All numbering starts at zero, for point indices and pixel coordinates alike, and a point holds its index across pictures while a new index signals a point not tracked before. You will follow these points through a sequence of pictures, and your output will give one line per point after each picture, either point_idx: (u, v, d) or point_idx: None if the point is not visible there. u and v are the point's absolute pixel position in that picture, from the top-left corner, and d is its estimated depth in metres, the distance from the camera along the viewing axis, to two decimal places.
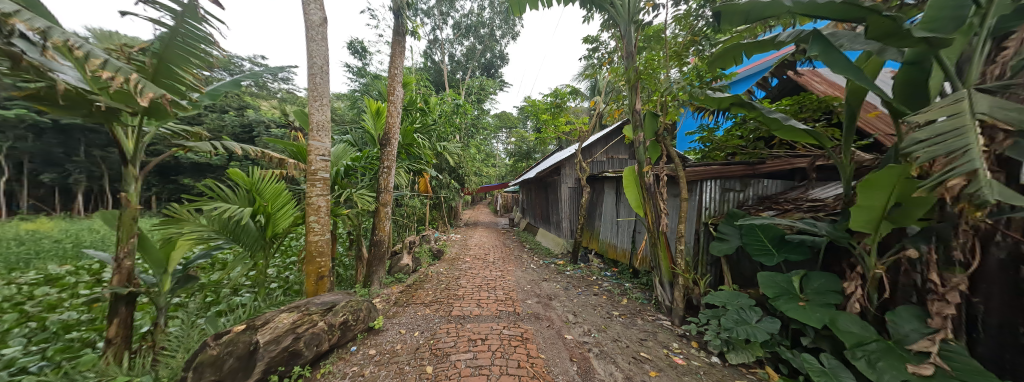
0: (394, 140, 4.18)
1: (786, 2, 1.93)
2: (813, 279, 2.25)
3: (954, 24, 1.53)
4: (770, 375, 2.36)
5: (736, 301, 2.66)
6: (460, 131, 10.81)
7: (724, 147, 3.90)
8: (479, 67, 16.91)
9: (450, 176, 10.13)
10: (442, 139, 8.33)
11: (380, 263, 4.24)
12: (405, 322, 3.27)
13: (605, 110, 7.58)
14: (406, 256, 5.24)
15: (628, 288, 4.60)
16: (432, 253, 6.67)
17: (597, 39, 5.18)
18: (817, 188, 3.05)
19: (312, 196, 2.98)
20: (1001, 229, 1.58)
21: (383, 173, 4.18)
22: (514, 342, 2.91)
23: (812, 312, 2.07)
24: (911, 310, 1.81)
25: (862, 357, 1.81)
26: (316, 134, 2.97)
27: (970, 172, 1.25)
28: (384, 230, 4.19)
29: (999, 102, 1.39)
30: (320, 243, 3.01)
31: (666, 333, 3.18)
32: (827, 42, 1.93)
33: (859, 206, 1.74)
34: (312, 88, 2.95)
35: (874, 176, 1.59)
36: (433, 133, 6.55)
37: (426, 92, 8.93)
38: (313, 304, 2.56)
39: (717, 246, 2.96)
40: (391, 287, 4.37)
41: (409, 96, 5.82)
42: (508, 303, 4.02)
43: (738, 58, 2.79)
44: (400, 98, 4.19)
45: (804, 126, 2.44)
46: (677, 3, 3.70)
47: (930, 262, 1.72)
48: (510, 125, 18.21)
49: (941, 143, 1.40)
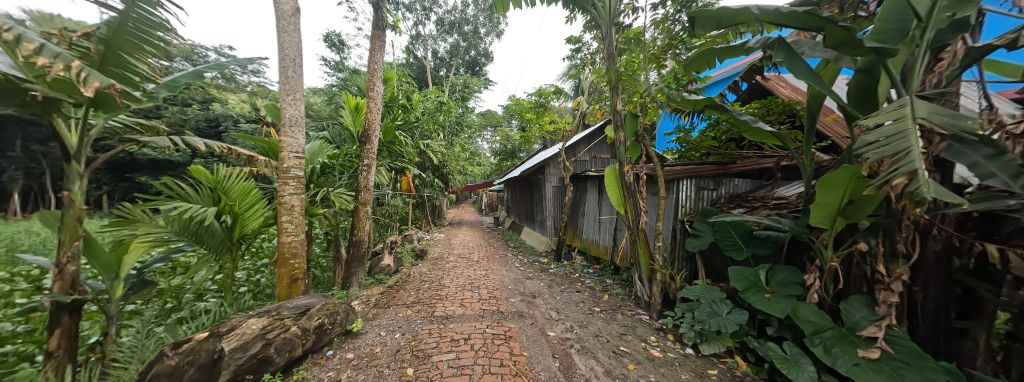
0: (374, 137, 4.06)
1: (754, 9, 2.05)
2: (777, 272, 2.40)
3: (899, 36, 1.72)
4: (739, 364, 2.50)
5: (709, 294, 2.78)
6: (444, 129, 10.68)
7: (699, 147, 4.07)
8: (462, 65, 16.73)
9: (433, 175, 9.97)
10: (425, 137, 8.19)
11: (359, 264, 4.12)
12: (385, 324, 3.19)
13: (588, 110, 7.70)
14: (388, 257, 5.11)
15: (609, 284, 4.72)
16: (415, 253, 6.54)
17: (579, 39, 5.26)
18: (782, 187, 3.25)
19: (284, 195, 2.83)
20: (937, 224, 1.74)
21: (362, 172, 4.05)
22: (497, 341, 2.92)
23: (776, 303, 2.20)
24: (861, 299, 1.96)
25: (820, 343, 1.95)
26: (289, 130, 2.82)
27: (911, 171, 1.37)
28: (363, 230, 4.06)
29: (935, 108, 1.54)
30: (294, 245, 2.89)
31: (644, 327, 3.29)
32: (790, 49, 2.05)
33: (817, 203, 1.87)
34: (283, 82, 2.80)
35: (831, 175, 1.72)
36: (416, 131, 6.41)
37: (408, 89, 8.74)
38: (285, 308, 2.45)
39: (691, 242, 3.09)
40: (371, 289, 4.24)
41: (390, 92, 5.68)
42: (492, 302, 4.02)
43: (711, 62, 2.92)
44: (380, 94, 4.06)
45: (770, 128, 2.59)
46: (655, 7, 3.82)
47: (878, 255, 1.87)
48: (495, 124, 18.16)
49: (888, 145, 1.52)
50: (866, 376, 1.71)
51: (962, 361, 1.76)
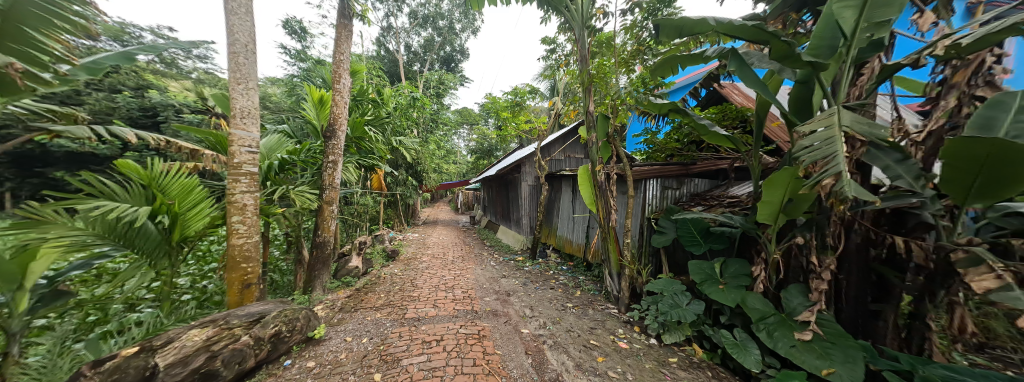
0: (340, 132, 3.85)
1: (710, 21, 2.21)
2: (730, 265, 2.61)
3: (829, 51, 1.93)
4: (696, 351, 2.70)
5: (671, 287, 2.95)
6: (418, 125, 10.38)
7: (664, 149, 4.29)
8: (437, 60, 16.34)
9: (406, 173, 9.65)
10: (398, 133, 7.90)
11: (324, 266, 3.90)
12: (351, 329, 3.03)
13: (562, 110, 7.85)
14: (356, 258, 4.86)
15: (582, 280, 4.86)
16: (386, 254, 6.30)
17: (554, 40, 5.35)
18: (735, 187, 3.54)
19: (235, 193, 2.58)
20: (858, 219, 1.99)
21: (328, 169, 3.82)
22: (470, 341, 2.89)
23: (728, 293, 2.40)
24: (799, 287, 2.18)
25: (764, 329, 2.15)
26: (241, 122, 2.58)
27: (837, 173, 1.55)
28: (329, 231, 3.84)
29: (857, 117, 1.75)
30: (247, 247, 2.66)
31: (613, 320, 3.42)
32: (742, 60, 2.23)
33: (763, 202, 2.05)
34: (232, 69, 2.55)
35: (774, 176, 1.89)
36: (388, 127, 6.17)
37: (379, 83, 8.36)
38: (234, 316, 2.25)
39: (656, 238, 3.26)
40: (337, 292, 4.01)
41: (359, 85, 5.40)
42: (466, 302, 3.97)
43: (675, 69, 3.08)
44: (347, 87, 3.85)
45: (724, 132, 2.80)
46: (625, 13, 3.97)
47: (812, 247, 2.09)
48: (472, 122, 17.96)
49: (820, 149, 1.71)
50: (801, 356, 1.92)
51: (876, 338, 2.03)
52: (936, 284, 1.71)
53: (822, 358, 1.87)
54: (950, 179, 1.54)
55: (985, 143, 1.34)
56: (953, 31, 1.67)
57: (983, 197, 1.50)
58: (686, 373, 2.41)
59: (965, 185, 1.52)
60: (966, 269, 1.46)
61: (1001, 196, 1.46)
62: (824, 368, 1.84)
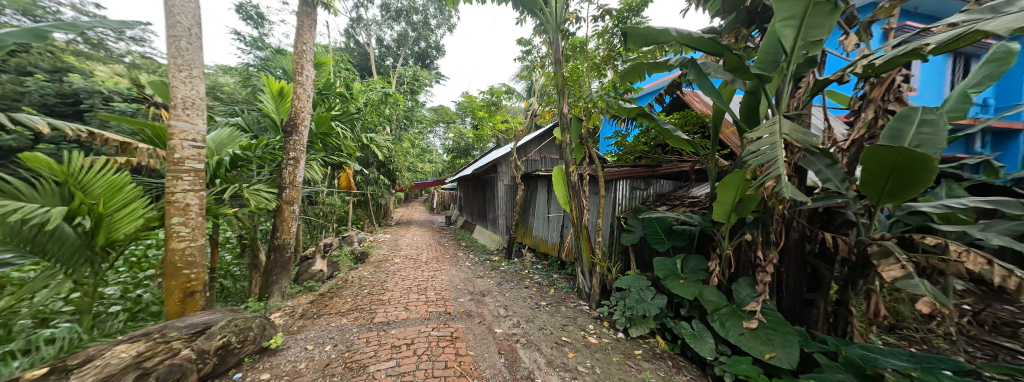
0: (302, 127, 3.61)
1: (672, 32, 2.36)
2: (690, 261, 2.78)
3: (773, 66, 2.15)
4: (658, 342, 2.85)
5: (637, 283, 3.09)
6: (391, 123, 10.01)
7: (633, 151, 4.49)
8: (411, 56, 15.86)
9: (377, 171, 9.27)
10: (369, 129, 7.56)
11: (284, 270, 3.65)
12: (312, 337, 2.84)
13: (538, 111, 7.93)
14: (321, 261, 4.58)
15: (556, 279, 4.96)
16: (355, 257, 6.00)
17: (530, 42, 5.41)
18: (695, 188, 3.79)
19: (175, 192, 2.32)
20: (796, 217, 2.21)
21: (288, 166, 3.56)
22: (443, 343, 2.84)
23: (688, 287, 2.56)
24: (747, 280, 2.38)
25: (717, 319, 2.32)
26: (183, 113, 2.33)
27: (777, 176, 1.72)
28: (289, 232, 3.60)
29: (794, 126, 1.94)
30: (190, 252, 2.41)
31: (584, 317, 3.52)
32: (699, 69, 2.40)
33: (717, 202, 2.21)
34: (170, 52, 2.28)
35: (727, 179, 2.05)
36: (358, 122, 5.87)
37: (348, 76, 7.95)
38: (172, 329, 2.05)
39: (625, 237, 3.40)
40: (298, 298, 3.75)
41: (324, 78, 5.08)
42: (439, 304, 3.89)
43: (642, 75, 3.23)
44: (311, 79, 3.62)
45: (685, 136, 2.98)
46: (597, 19, 4.10)
47: (759, 243, 2.29)
48: (448, 120, 17.65)
49: (764, 154, 1.88)
50: (748, 342, 2.11)
51: (810, 324, 2.28)
52: (857, 274, 1.94)
53: (765, 344, 2.07)
54: (868, 182, 1.76)
55: (892, 151, 1.55)
56: (871, 53, 1.91)
57: (893, 197, 1.73)
58: (649, 363, 2.54)
59: (879, 188, 1.74)
60: (877, 260, 1.68)
61: (905, 197, 1.70)
62: (767, 353, 2.03)
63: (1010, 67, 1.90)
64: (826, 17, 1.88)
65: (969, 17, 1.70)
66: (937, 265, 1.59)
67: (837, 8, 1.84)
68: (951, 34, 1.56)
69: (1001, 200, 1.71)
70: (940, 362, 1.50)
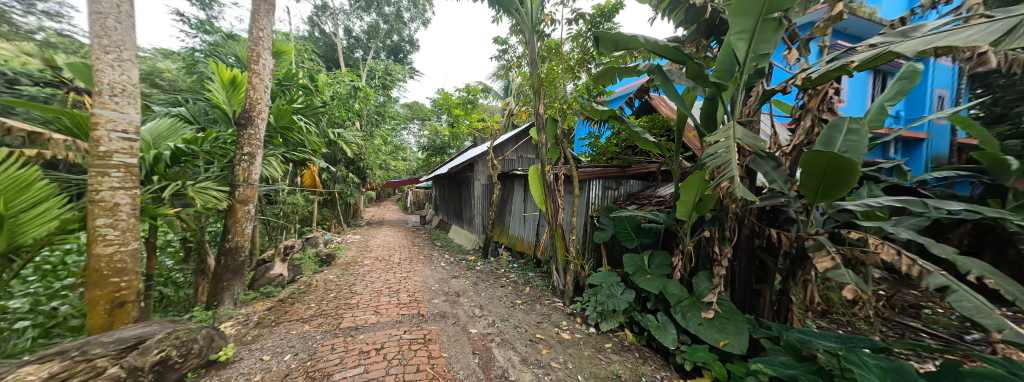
0: (259, 120, 3.33)
1: (640, 39, 2.49)
2: (656, 257, 2.94)
3: (728, 75, 2.32)
4: (627, 335, 2.99)
5: (608, 279, 3.20)
6: (361, 118, 9.56)
7: (605, 152, 4.65)
8: (383, 49, 15.22)
9: (345, 169, 8.79)
10: (336, 124, 7.16)
11: (238, 275, 3.35)
12: (269, 346, 2.63)
13: (515, 110, 7.93)
14: (281, 265, 4.26)
15: (531, 277, 5.02)
16: (320, 260, 5.65)
17: (506, 41, 5.43)
18: (662, 188, 4.02)
19: (100, 190, 2.03)
20: (747, 215, 2.41)
21: (242, 161, 3.26)
22: (415, 346, 2.76)
23: (654, 281, 2.70)
24: (705, 274, 2.55)
25: (679, 311, 2.47)
26: (110, 100, 2.04)
27: (731, 177, 1.85)
28: (243, 234, 3.32)
29: (745, 132, 2.11)
30: (119, 257, 2.14)
31: (558, 313, 3.60)
32: (665, 76, 2.55)
33: (680, 202, 2.35)
34: (93, 30, 1.98)
35: (689, 180, 2.18)
36: (324, 117, 5.54)
37: (312, 68, 7.46)
38: (96, 345, 1.80)
39: (597, 234, 3.51)
40: (254, 305, 3.45)
41: (285, 68, 4.71)
42: (412, 306, 3.78)
43: (613, 79, 3.34)
44: (269, 69, 3.35)
45: (653, 138, 3.12)
46: (571, 22, 4.18)
47: (716, 239, 2.47)
48: (422, 116, 17.18)
49: (720, 157, 2.02)
50: (706, 331, 2.27)
51: (758, 312, 2.51)
52: (797, 266, 2.16)
53: (720, 332, 2.24)
54: (806, 183, 1.95)
55: (826, 156, 1.73)
56: (809, 67, 2.12)
57: (826, 197, 1.93)
58: (618, 356, 2.65)
59: (814, 188, 1.94)
60: (812, 252, 1.88)
61: (834, 197, 1.91)
62: (722, 340, 2.20)
63: (916, 85, 2.21)
64: (772, 33, 2.09)
65: (885, 39, 1.95)
66: (859, 257, 1.81)
67: (782, 26, 2.04)
68: (872, 53, 1.77)
69: (908, 199, 1.98)
70: (860, 341, 1.71)
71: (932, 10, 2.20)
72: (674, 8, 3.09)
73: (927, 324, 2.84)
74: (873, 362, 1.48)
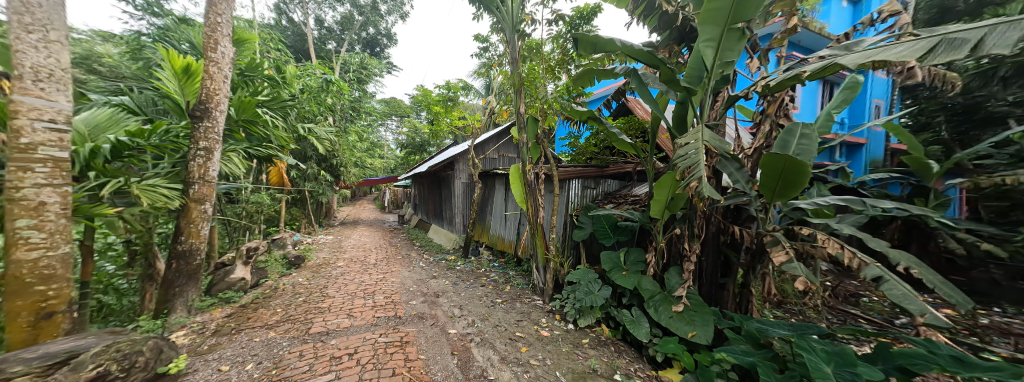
0: (217, 113, 3.08)
1: (617, 43, 2.57)
2: (631, 254, 3.04)
3: (698, 81, 2.44)
4: (603, 330, 3.08)
5: (586, 276, 3.27)
6: (335, 113, 9.13)
7: (585, 152, 4.75)
8: (359, 41, 14.60)
9: (316, 166, 8.36)
10: (307, 119, 6.78)
11: (193, 281, 3.09)
12: (228, 356, 2.45)
13: (496, 109, 7.89)
14: (244, 268, 3.97)
15: (512, 276, 5.03)
16: (288, 262, 5.33)
17: (487, 39, 5.41)
18: (637, 187, 4.17)
19: (22, 187, 1.79)
20: (713, 213, 2.55)
21: (197, 157, 3.00)
22: (391, 349, 2.68)
23: (629, 277, 2.80)
24: (676, 269, 2.68)
25: (652, 305, 2.58)
26: (34, 85, 1.79)
27: (699, 177, 1.95)
28: (199, 236, 3.06)
29: (712, 134, 2.23)
30: (46, 263, 1.90)
31: (537, 311, 3.63)
32: (640, 79, 2.65)
33: (653, 201, 2.44)
34: (12, 5, 1.72)
35: (661, 179, 2.27)
36: (293, 110, 5.22)
37: (280, 58, 7.01)
38: (14, 363, 1.58)
39: (576, 233, 3.57)
40: (211, 312, 3.19)
41: (248, 57, 4.38)
42: (388, 308, 3.67)
43: (592, 80, 3.41)
44: (228, 57, 3.11)
45: (629, 139, 3.21)
46: (551, 23, 4.22)
47: (686, 236, 2.59)
48: (401, 113, 16.71)
49: (689, 158, 2.12)
50: (676, 324, 2.39)
51: (722, 304, 2.68)
52: (757, 260, 2.32)
53: (688, 325, 2.36)
54: (765, 184, 2.09)
55: (781, 158, 1.87)
56: (768, 75, 2.27)
57: (782, 196, 2.08)
58: (595, 350, 2.72)
59: (772, 188, 2.07)
60: (769, 247, 2.03)
61: (790, 196, 2.05)
62: (690, 332, 2.32)
63: (857, 95, 2.43)
64: (736, 41, 2.22)
65: (832, 52, 2.14)
66: (809, 251, 1.98)
67: (744, 36, 2.18)
68: (822, 64, 1.93)
69: (850, 198, 2.18)
70: (810, 328, 1.85)
71: (871, 27, 2.44)
72: (649, 14, 3.20)
73: (865, 311, 3.17)
74: (820, 347, 1.61)
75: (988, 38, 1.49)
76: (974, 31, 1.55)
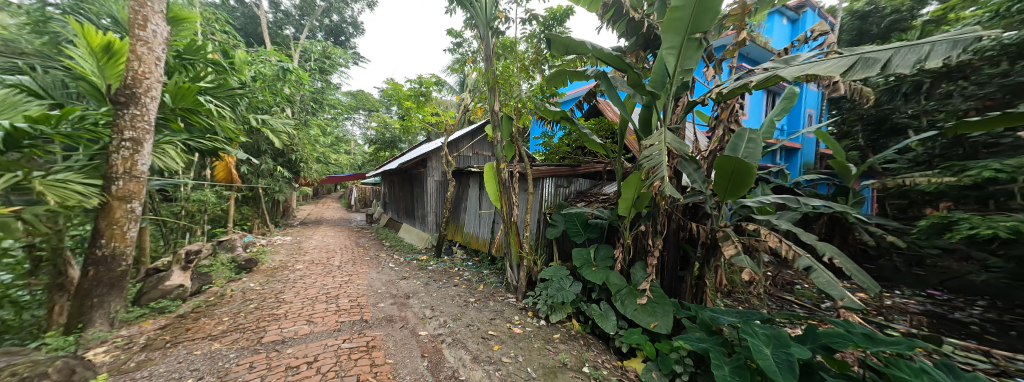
0: (146, 99, 2.71)
1: (588, 47, 2.66)
2: (600, 250, 3.15)
3: (661, 86, 2.57)
4: (574, 324, 3.17)
5: (558, 272, 3.34)
6: (293, 104, 8.44)
7: (558, 151, 4.84)
8: (321, 28, 13.61)
9: (272, 161, 7.69)
10: (259, 110, 6.19)
11: (117, 290, 2.71)
12: (161, 372, 2.17)
13: (470, 106, 7.79)
14: (182, 273, 3.55)
15: (486, 274, 5.01)
16: (237, 266, 4.85)
17: (460, 35, 5.32)
18: (607, 186, 4.35)
19: None
20: (674, 211, 2.72)
21: (122, 149, 2.61)
22: (356, 355, 2.54)
23: (598, 273, 2.90)
24: (641, 264, 2.82)
25: (619, 299, 2.68)
26: None
27: (661, 177, 2.06)
28: (124, 239, 2.68)
29: (673, 137, 2.36)
30: None
31: (510, 309, 3.65)
32: (609, 82, 2.74)
33: (621, 199, 2.54)
34: None
35: (628, 179, 2.37)
36: (244, 100, 4.74)
37: (227, 42, 6.33)
38: None
39: (549, 231, 3.63)
40: (140, 324, 2.81)
41: (188, 37, 3.89)
42: (354, 311, 3.48)
43: (565, 81, 3.47)
44: (160, 36, 2.75)
45: (599, 140, 3.31)
46: (524, 22, 4.24)
47: (650, 233, 2.73)
48: (369, 107, 15.88)
49: (652, 158, 2.23)
50: (640, 316, 2.51)
51: (680, 295, 2.87)
52: (711, 254, 2.52)
53: (650, 316, 2.49)
54: (719, 183, 2.25)
55: (731, 160, 2.04)
56: (721, 83, 2.45)
57: (732, 195, 2.25)
58: (565, 345, 2.81)
59: (724, 188, 2.24)
60: (721, 242, 2.20)
61: (739, 194, 2.23)
62: (652, 322, 2.44)
63: (794, 104, 2.72)
64: (694, 51, 2.37)
65: (773, 65, 2.36)
66: (755, 244, 2.17)
67: (701, 45, 2.33)
68: (766, 75, 2.12)
69: (787, 197, 2.43)
70: (753, 314, 2.04)
71: (805, 44, 2.74)
72: (617, 19, 3.33)
73: (799, 297, 3.58)
74: (761, 331, 1.78)
75: (893, 58, 1.77)
76: (883, 52, 1.79)
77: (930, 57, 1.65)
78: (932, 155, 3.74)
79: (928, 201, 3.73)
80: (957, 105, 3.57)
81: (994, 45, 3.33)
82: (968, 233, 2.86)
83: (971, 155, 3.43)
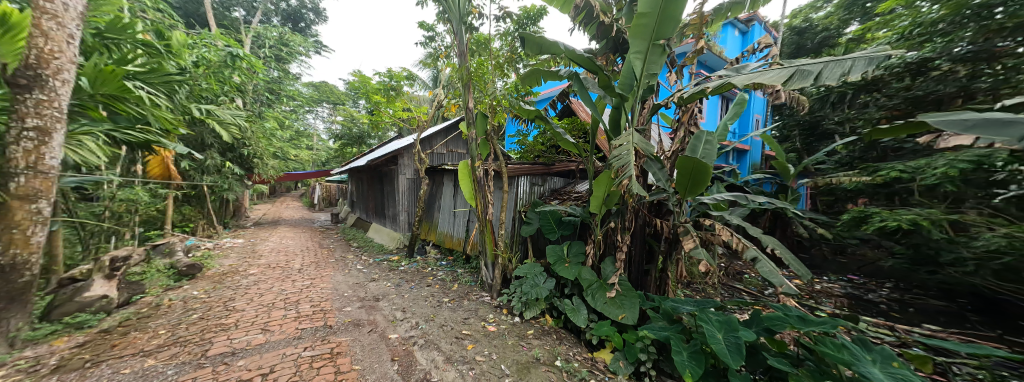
0: (56, 82, 2.31)
1: (561, 47, 2.70)
2: (573, 246, 3.23)
3: (629, 88, 2.66)
4: (547, 320, 3.23)
5: (533, 270, 3.38)
6: (244, 94, 7.69)
7: (533, 150, 4.88)
8: (277, 12, 12.49)
9: (219, 156, 6.94)
10: (202, 99, 5.55)
11: (19, 304, 2.30)
12: None
13: (443, 102, 7.61)
14: (106, 283, 3.11)
15: (460, 273, 4.94)
16: (177, 273, 4.34)
17: (432, 28, 5.16)
18: (579, 185, 4.47)
19: None
20: (641, 208, 2.86)
21: (23, 140, 2.21)
22: (318, 363, 2.39)
23: (570, 268, 2.98)
24: (610, 259, 2.93)
25: (590, 293, 2.78)
26: None
27: (630, 176, 2.16)
28: (26, 245, 2.27)
29: (640, 138, 2.48)
30: None
31: (485, 307, 3.64)
32: (581, 83, 2.82)
33: (592, 197, 2.62)
34: None
35: (599, 178, 2.45)
36: (184, 87, 4.23)
37: (162, 21, 5.59)
38: None
39: (524, 228, 3.66)
40: (50, 343, 2.42)
41: (111, 13, 3.38)
42: (318, 317, 3.27)
43: (539, 81, 3.50)
44: (73, 9, 2.36)
45: (571, 139, 3.37)
46: (498, 20, 4.21)
47: (619, 229, 2.85)
48: (334, 99, 14.90)
49: (620, 158, 2.33)
50: (609, 308, 2.63)
51: (646, 288, 3.03)
52: (673, 247, 2.69)
53: (619, 308, 2.61)
54: (680, 182, 2.40)
55: (690, 161, 2.20)
56: (682, 88, 2.61)
57: (691, 193, 2.41)
58: (538, 340, 2.86)
59: (684, 185, 2.39)
60: (682, 236, 2.36)
61: (698, 192, 2.39)
62: (620, 314, 2.57)
63: (744, 110, 2.99)
64: (658, 56, 2.50)
65: (726, 73, 2.57)
66: (711, 238, 2.35)
67: (665, 51, 2.46)
68: (722, 81, 2.30)
69: (738, 195, 2.66)
70: (708, 302, 2.21)
71: (753, 55, 3.00)
72: (588, 22, 3.41)
73: (749, 285, 3.94)
74: (715, 317, 1.92)
75: (823, 71, 2.01)
76: (816, 65, 2.03)
77: (851, 71, 1.91)
78: (853, 157, 4.38)
79: (849, 197, 4.29)
80: (872, 114, 4.22)
81: (900, 63, 3.92)
82: (879, 225, 3.31)
83: (882, 157, 4.04)
